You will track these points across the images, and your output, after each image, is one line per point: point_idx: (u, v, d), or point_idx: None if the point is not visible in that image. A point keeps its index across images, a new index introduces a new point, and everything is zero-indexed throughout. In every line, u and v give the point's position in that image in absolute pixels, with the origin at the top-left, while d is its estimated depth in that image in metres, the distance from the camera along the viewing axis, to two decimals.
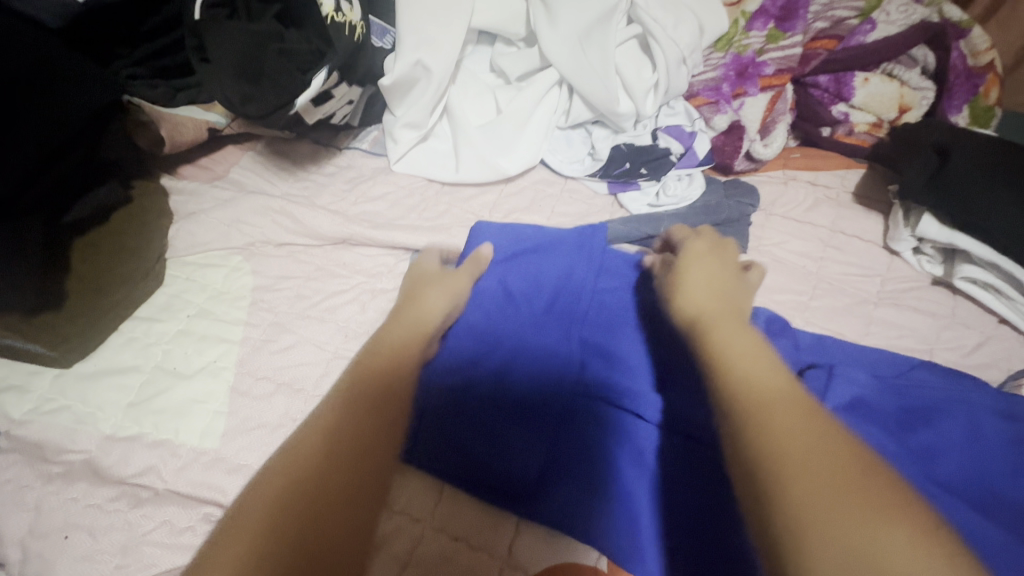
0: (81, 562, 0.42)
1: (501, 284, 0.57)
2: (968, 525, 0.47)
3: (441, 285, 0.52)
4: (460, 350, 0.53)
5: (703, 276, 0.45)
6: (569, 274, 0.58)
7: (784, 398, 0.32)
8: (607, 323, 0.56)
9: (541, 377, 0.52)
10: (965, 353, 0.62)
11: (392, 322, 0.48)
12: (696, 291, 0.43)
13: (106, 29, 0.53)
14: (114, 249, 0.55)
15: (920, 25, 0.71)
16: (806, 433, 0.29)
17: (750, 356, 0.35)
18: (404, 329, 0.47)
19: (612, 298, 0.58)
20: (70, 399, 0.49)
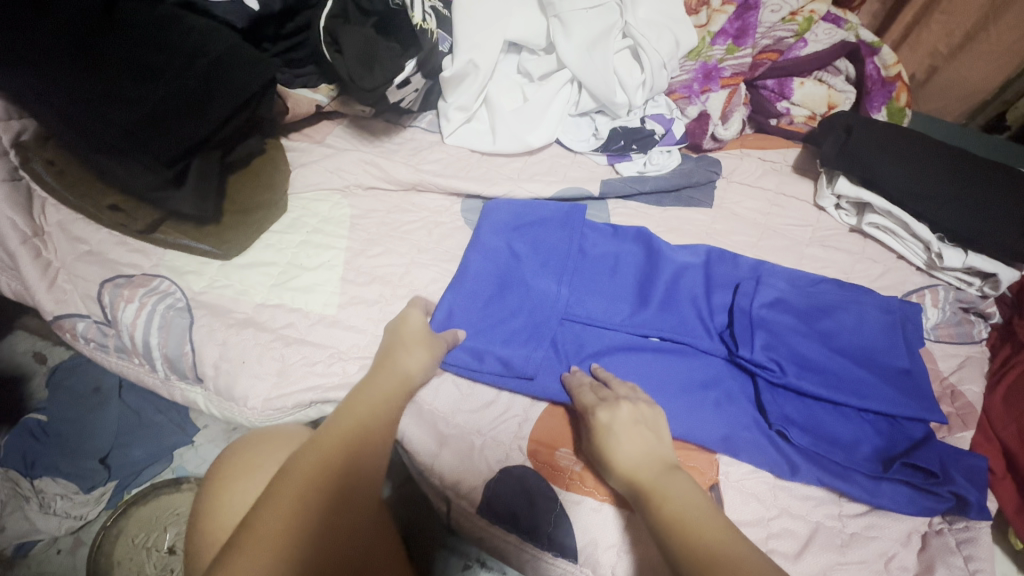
0: (254, 376, 0.63)
1: (507, 245, 0.77)
2: (846, 370, 0.69)
3: (422, 344, 0.63)
4: (477, 287, 0.72)
5: (625, 433, 0.56)
6: (559, 236, 0.78)
7: (727, 550, 0.45)
8: (596, 261, 0.77)
9: (545, 312, 0.71)
10: (872, 278, 0.83)
11: (382, 373, 0.59)
12: (614, 444, 0.56)
13: (261, 29, 0.74)
14: (255, 183, 0.76)
15: (840, 43, 0.95)
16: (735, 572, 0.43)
17: (683, 504, 0.49)
18: (353, 419, 0.54)
19: (594, 243, 0.79)
20: (231, 279, 0.70)
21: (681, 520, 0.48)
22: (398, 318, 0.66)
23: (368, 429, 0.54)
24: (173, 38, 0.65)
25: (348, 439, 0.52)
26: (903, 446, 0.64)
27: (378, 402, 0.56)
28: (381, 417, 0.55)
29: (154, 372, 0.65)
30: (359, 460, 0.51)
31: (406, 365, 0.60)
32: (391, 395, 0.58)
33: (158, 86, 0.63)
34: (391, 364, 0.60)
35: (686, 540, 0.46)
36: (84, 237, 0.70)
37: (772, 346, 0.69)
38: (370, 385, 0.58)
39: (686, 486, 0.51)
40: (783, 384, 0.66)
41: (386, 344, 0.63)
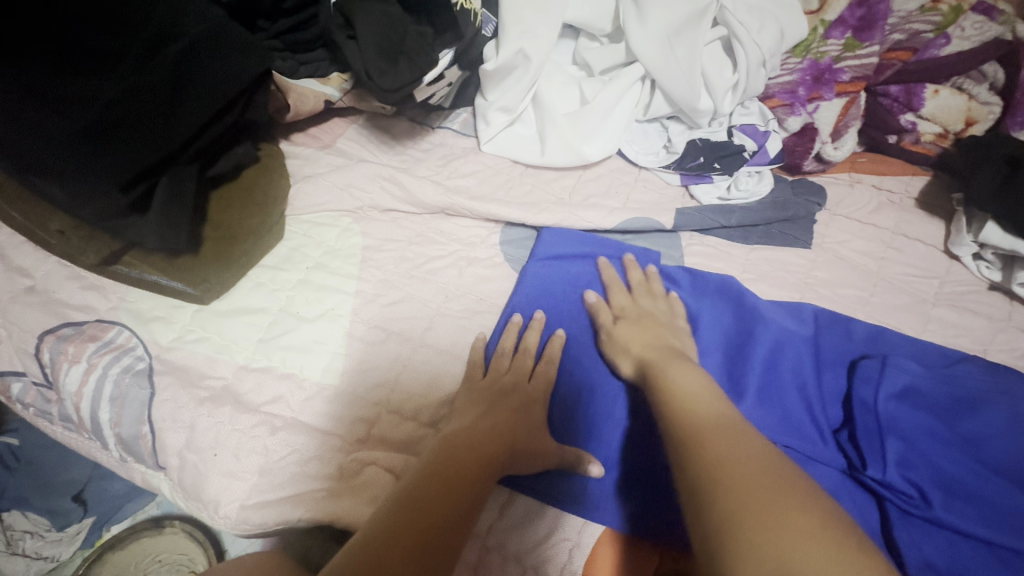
0: (230, 469, 0.48)
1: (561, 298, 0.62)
2: (1003, 495, 0.52)
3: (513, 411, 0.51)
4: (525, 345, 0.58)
5: (645, 331, 0.57)
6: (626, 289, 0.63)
7: (723, 425, 0.43)
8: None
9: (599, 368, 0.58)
10: (1022, 355, 0.65)
11: (502, 396, 0.52)
12: (642, 337, 0.56)
13: (254, 3, 0.57)
14: (244, 201, 0.60)
15: (992, 43, 0.73)
16: (734, 450, 0.41)
17: (687, 386, 0.48)
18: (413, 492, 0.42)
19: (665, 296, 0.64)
20: (209, 331, 0.55)
21: (676, 394, 0.48)
22: (496, 390, 0.53)
23: (458, 464, 0.45)
24: (133, 16, 0.49)
25: (418, 493, 0.42)
26: None
27: (458, 466, 0.45)
28: (483, 455, 0.46)
29: (106, 451, 0.51)
30: (433, 530, 0.40)
31: (496, 436, 0.48)
32: (479, 464, 0.46)
33: (109, 82, 0.47)
34: (485, 431, 0.48)
35: (679, 413, 0.46)
36: (27, 268, 0.55)
37: (910, 462, 0.53)
38: (451, 436, 0.47)
39: (692, 373, 0.50)
40: (924, 517, 0.51)
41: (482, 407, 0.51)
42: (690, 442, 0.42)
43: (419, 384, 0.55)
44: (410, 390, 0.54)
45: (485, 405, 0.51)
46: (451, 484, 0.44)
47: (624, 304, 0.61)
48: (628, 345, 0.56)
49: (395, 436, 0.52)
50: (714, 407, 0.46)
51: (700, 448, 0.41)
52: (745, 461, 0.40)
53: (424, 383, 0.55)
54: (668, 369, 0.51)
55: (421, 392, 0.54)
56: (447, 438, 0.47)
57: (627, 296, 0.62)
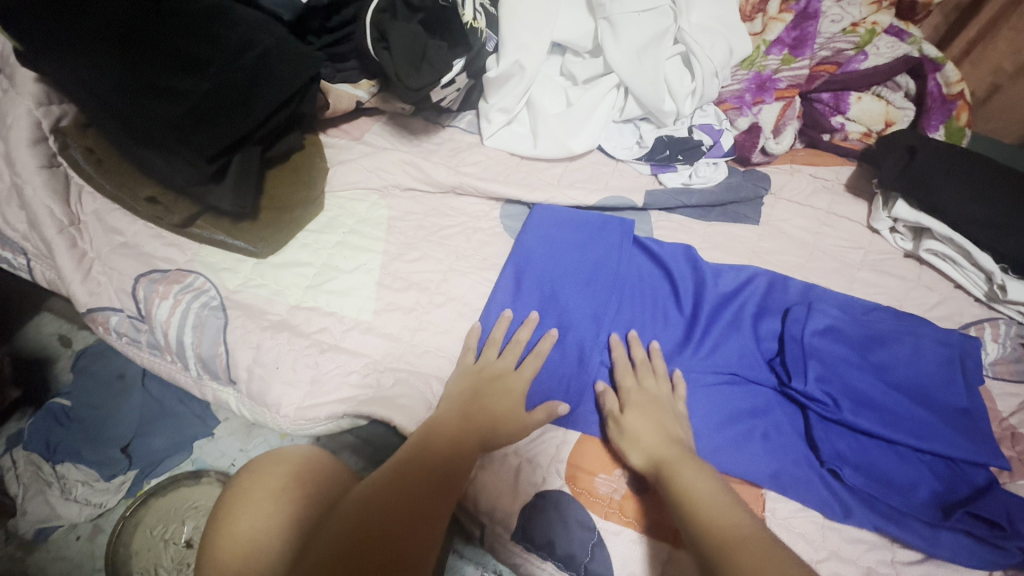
0: (288, 381, 0.61)
1: (547, 259, 0.74)
2: (902, 406, 0.66)
3: (501, 393, 0.61)
4: (514, 296, 0.71)
5: (649, 422, 0.59)
6: (604, 254, 0.76)
7: (751, 536, 0.46)
8: (623, 279, 0.74)
9: (572, 368, 0.67)
10: (927, 307, 0.79)
11: (489, 387, 0.62)
12: (648, 430, 0.58)
13: (307, 21, 0.73)
14: (292, 179, 0.74)
15: (904, 58, 0.90)
16: (765, 559, 0.44)
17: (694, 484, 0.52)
18: (400, 479, 0.51)
19: (633, 258, 0.77)
20: (266, 279, 0.68)
21: (700, 505, 0.50)
22: (483, 376, 0.63)
23: (430, 453, 0.54)
24: (220, 30, 0.64)
25: (383, 497, 0.49)
26: (963, 492, 0.60)
27: (448, 440, 0.56)
28: (451, 452, 0.55)
29: (187, 369, 0.64)
30: (425, 496, 0.51)
31: (487, 413, 0.59)
32: (469, 436, 0.57)
33: (203, 80, 0.62)
34: (459, 427, 0.58)
35: (710, 526, 0.48)
36: (120, 229, 0.68)
37: (827, 378, 0.66)
38: (436, 424, 0.57)
39: (696, 470, 0.53)
40: (838, 420, 0.64)
41: (468, 403, 0.60)
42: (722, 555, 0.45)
43: (435, 321, 0.68)
44: (429, 325, 0.67)
45: (474, 394, 0.61)
46: (441, 457, 0.54)
47: (630, 387, 0.63)
48: (636, 436, 0.58)
49: (416, 360, 0.65)
50: (740, 519, 0.49)
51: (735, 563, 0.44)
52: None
53: (439, 321, 0.68)
54: (673, 468, 0.54)
55: (438, 327, 0.67)
56: (427, 430, 0.57)
57: (634, 379, 0.64)
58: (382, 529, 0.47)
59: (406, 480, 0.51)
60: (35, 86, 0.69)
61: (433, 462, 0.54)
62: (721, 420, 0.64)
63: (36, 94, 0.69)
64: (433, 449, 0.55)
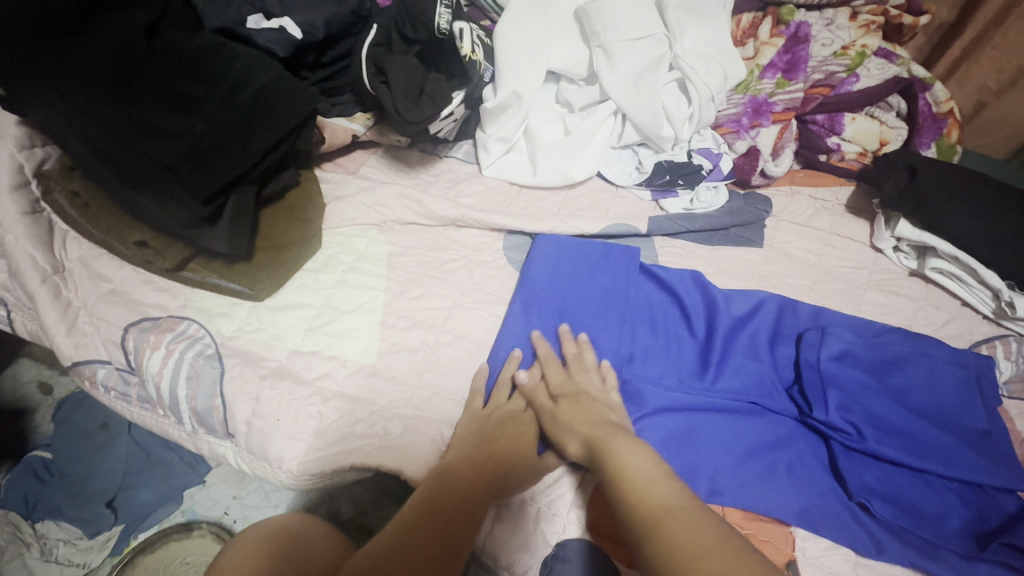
0: (290, 432, 0.57)
1: (552, 291, 0.72)
2: (925, 432, 0.64)
3: (515, 439, 0.59)
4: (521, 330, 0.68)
5: (581, 410, 0.59)
6: (610, 284, 0.74)
7: (673, 505, 0.44)
8: (632, 308, 0.72)
9: None
10: (937, 326, 0.79)
11: (501, 434, 0.59)
12: (582, 418, 0.58)
13: (302, 56, 0.72)
14: (287, 217, 0.72)
15: (894, 79, 0.91)
16: (696, 540, 0.40)
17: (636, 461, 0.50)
18: (409, 538, 0.46)
19: (640, 286, 0.75)
20: (264, 323, 0.65)
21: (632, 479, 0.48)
22: (492, 421, 0.60)
23: (447, 500, 0.50)
24: (217, 69, 0.63)
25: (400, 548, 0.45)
26: (994, 521, 0.59)
27: (461, 492, 0.52)
28: (474, 501, 0.51)
29: (181, 423, 0.60)
30: (441, 557, 0.45)
31: (501, 462, 0.56)
32: (483, 484, 0.53)
33: (199, 118, 0.60)
34: (475, 471, 0.54)
35: (638, 501, 0.46)
36: (108, 275, 0.65)
37: (848, 407, 0.64)
38: (449, 471, 0.54)
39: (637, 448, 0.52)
40: (862, 450, 0.62)
41: (476, 450, 0.56)
42: (647, 533, 0.43)
43: (443, 361, 0.65)
44: (436, 366, 0.65)
45: (487, 438, 0.58)
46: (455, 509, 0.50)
47: (560, 381, 0.63)
48: (570, 426, 0.58)
49: (424, 403, 0.62)
50: (662, 488, 0.46)
51: (662, 539, 0.41)
52: (717, 552, 0.39)
53: (447, 360, 0.65)
54: (607, 445, 0.53)
55: (445, 367, 0.65)
56: (440, 476, 0.53)
57: (561, 373, 0.64)
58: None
59: (416, 537, 0.46)
60: (17, 128, 0.66)
61: (449, 513, 0.49)
62: (744, 455, 0.62)
63: (18, 137, 0.66)
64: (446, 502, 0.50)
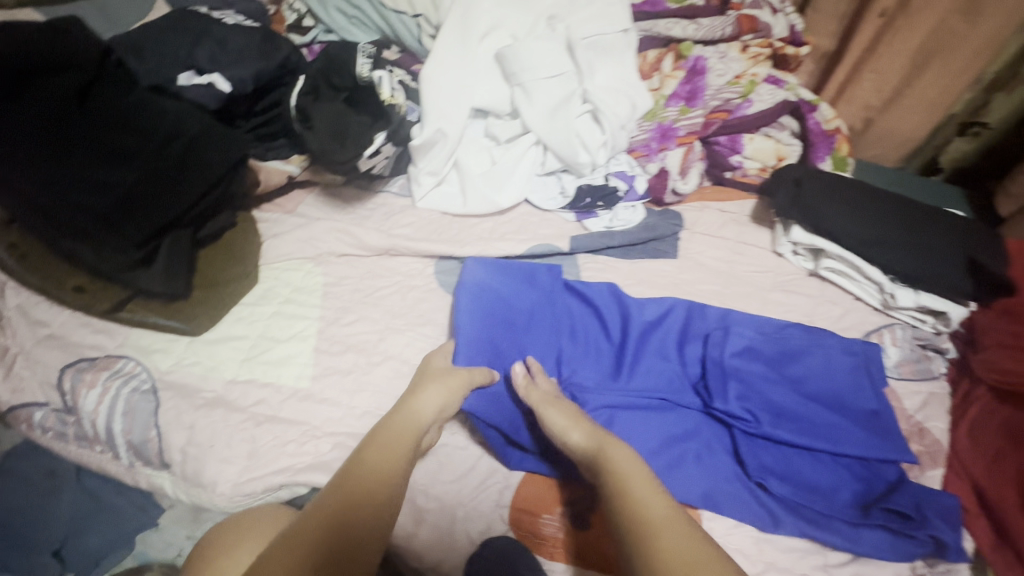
0: (224, 456, 0.61)
1: (491, 303, 0.76)
2: (817, 414, 0.71)
3: (438, 383, 0.62)
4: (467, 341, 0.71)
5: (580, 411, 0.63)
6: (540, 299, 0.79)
7: (663, 510, 0.50)
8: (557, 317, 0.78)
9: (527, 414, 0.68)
10: (833, 320, 0.87)
11: (416, 393, 0.62)
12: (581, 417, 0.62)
13: (234, 107, 0.78)
14: (225, 256, 0.76)
15: (783, 102, 1.03)
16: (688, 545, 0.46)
17: (626, 465, 0.55)
18: (346, 488, 0.51)
19: (567, 299, 0.81)
20: (200, 356, 0.68)
21: (623, 480, 0.53)
22: (419, 381, 0.63)
23: (365, 466, 0.53)
24: (145, 122, 0.68)
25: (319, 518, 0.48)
26: (880, 489, 0.65)
27: (388, 447, 0.55)
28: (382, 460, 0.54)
29: (118, 458, 0.63)
30: (357, 521, 0.48)
31: (426, 411, 0.60)
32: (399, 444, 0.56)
33: (132, 169, 0.65)
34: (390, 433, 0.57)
35: (633, 506, 0.50)
36: (46, 320, 0.68)
37: (746, 396, 0.71)
38: (381, 427, 0.58)
39: (629, 455, 0.56)
40: (759, 434, 0.68)
41: (399, 411, 0.59)
42: (642, 536, 0.48)
43: (374, 380, 0.69)
44: (367, 386, 0.69)
45: (411, 392, 0.62)
46: (381, 460, 0.54)
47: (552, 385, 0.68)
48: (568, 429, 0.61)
49: (357, 423, 0.65)
50: (653, 493, 0.51)
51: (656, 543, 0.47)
52: (706, 559, 0.45)
53: (378, 379, 0.70)
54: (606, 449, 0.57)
55: (376, 386, 0.69)
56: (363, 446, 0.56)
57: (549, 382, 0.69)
58: (345, 528, 0.47)
59: (347, 489, 0.51)
60: None
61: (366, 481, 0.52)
62: (655, 447, 0.68)
63: None
64: (376, 457, 0.54)
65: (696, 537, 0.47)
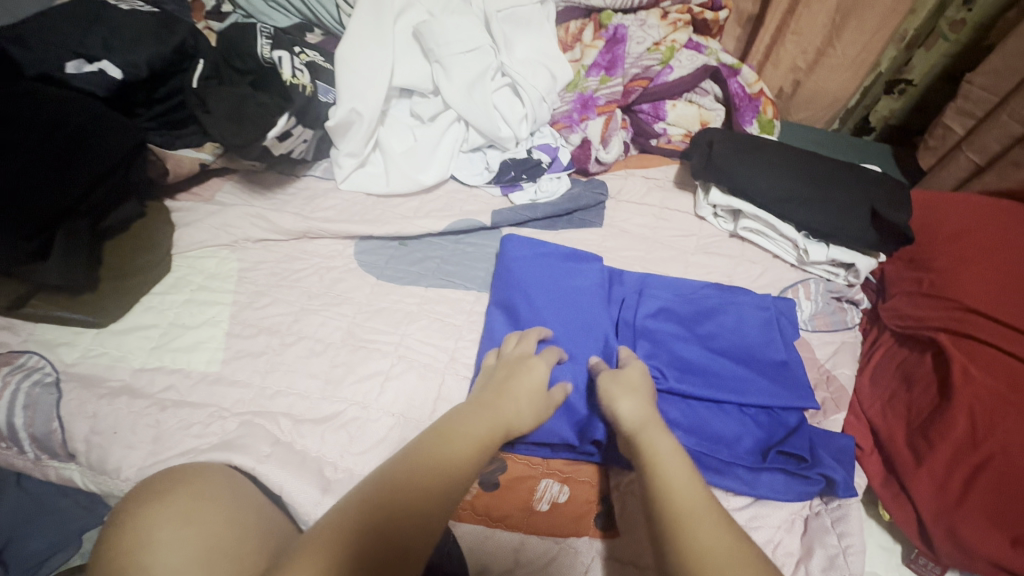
0: (130, 442, 0.61)
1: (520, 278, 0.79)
2: (725, 367, 0.73)
3: (528, 397, 0.62)
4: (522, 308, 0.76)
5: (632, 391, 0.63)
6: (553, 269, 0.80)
7: (697, 499, 0.51)
8: (561, 289, 0.78)
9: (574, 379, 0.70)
10: (752, 278, 0.89)
11: (514, 393, 0.62)
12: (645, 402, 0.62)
13: (131, 95, 0.77)
14: (134, 247, 0.76)
15: (702, 68, 1.03)
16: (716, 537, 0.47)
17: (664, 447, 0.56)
18: (411, 469, 0.51)
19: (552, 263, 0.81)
20: (107, 347, 0.68)
21: (657, 464, 0.54)
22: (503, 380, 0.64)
23: (443, 451, 0.53)
24: (30, 110, 0.66)
25: (378, 496, 0.48)
26: (780, 435, 0.67)
27: (464, 443, 0.55)
28: (464, 450, 0.54)
29: (24, 451, 0.63)
30: (428, 511, 0.48)
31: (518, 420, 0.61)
32: (486, 440, 0.57)
33: (15, 158, 0.63)
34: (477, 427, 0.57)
35: (665, 495, 0.51)
36: None
37: (655, 353, 0.74)
38: (462, 416, 0.58)
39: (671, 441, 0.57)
40: (666, 389, 0.70)
41: (487, 408, 0.60)
42: (675, 518, 0.49)
43: (287, 360, 0.70)
44: (280, 366, 0.69)
45: (502, 396, 0.61)
46: (459, 450, 0.54)
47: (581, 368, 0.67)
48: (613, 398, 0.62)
49: (269, 402, 0.66)
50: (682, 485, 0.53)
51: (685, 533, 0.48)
52: (734, 550, 0.46)
53: (291, 359, 0.70)
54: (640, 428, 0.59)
55: (288, 366, 0.69)
56: (438, 429, 0.56)
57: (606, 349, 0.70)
58: (415, 513, 0.48)
59: (411, 468, 0.51)
60: None
61: (442, 469, 0.52)
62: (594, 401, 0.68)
63: None
64: (455, 443, 0.54)
65: (725, 529, 0.48)
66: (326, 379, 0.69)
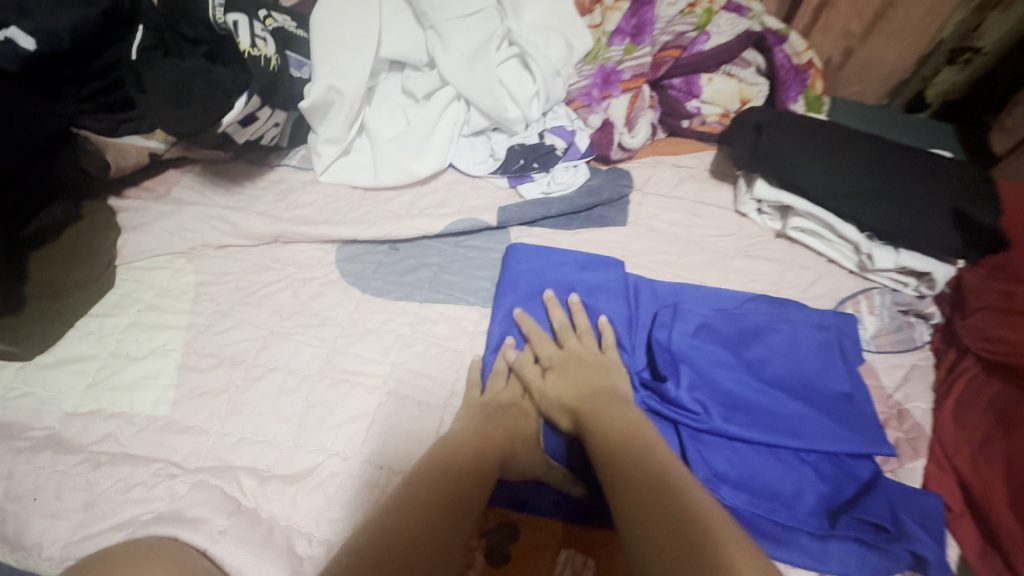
0: (54, 510, 0.51)
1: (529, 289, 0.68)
2: (778, 403, 0.60)
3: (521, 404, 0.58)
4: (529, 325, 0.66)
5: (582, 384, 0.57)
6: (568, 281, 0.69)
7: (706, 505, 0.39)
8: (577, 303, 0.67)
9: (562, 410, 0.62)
10: (803, 288, 0.75)
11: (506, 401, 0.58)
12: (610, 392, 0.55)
13: (54, 70, 0.62)
14: (65, 259, 0.63)
15: (746, 32, 0.87)
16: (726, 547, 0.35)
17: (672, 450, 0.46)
18: (402, 492, 0.45)
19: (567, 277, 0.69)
20: (32, 386, 0.57)
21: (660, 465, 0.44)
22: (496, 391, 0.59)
23: (439, 467, 0.48)
24: None
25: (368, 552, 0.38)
26: (848, 492, 0.56)
27: (458, 461, 0.49)
28: (468, 463, 0.49)
29: None
30: (420, 529, 0.42)
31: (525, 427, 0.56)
32: (491, 452, 0.52)
33: None
34: (473, 433, 0.53)
35: (668, 501, 0.40)
36: None
37: (698, 385, 0.60)
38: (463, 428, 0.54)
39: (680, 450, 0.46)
40: (710, 430, 0.58)
41: (490, 416, 0.56)
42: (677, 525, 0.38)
43: (252, 401, 0.58)
44: (242, 409, 0.57)
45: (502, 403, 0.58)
46: (465, 467, 0.49)
47: (550, 354, 0.61)
48: (558, 398, 0.57)
49: (230, 454, 0.54)
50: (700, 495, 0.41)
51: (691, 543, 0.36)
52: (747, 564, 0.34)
53: (257, 399, 0.58)
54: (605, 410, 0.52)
55: (252, 409, 0.57)
56: (443, 441, 0.52)
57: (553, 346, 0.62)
58: (407, 537, 0.40)
59: (410, 487, 0.45)
60: None
61: (440, 485, 0.46)
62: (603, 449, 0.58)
63: None
64: (457, 461, 0.49)
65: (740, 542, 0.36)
66: (300, 423, 0.57)
